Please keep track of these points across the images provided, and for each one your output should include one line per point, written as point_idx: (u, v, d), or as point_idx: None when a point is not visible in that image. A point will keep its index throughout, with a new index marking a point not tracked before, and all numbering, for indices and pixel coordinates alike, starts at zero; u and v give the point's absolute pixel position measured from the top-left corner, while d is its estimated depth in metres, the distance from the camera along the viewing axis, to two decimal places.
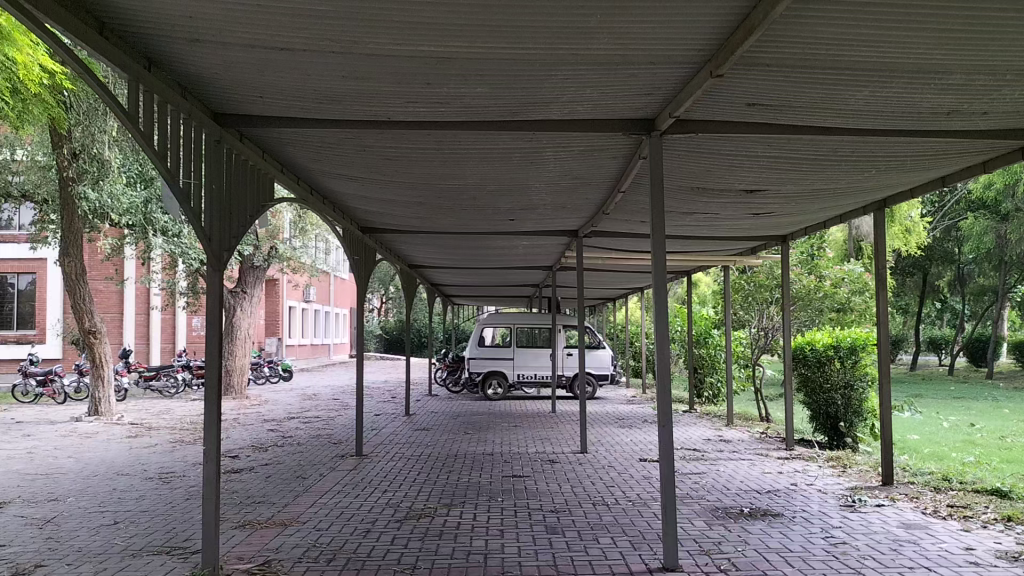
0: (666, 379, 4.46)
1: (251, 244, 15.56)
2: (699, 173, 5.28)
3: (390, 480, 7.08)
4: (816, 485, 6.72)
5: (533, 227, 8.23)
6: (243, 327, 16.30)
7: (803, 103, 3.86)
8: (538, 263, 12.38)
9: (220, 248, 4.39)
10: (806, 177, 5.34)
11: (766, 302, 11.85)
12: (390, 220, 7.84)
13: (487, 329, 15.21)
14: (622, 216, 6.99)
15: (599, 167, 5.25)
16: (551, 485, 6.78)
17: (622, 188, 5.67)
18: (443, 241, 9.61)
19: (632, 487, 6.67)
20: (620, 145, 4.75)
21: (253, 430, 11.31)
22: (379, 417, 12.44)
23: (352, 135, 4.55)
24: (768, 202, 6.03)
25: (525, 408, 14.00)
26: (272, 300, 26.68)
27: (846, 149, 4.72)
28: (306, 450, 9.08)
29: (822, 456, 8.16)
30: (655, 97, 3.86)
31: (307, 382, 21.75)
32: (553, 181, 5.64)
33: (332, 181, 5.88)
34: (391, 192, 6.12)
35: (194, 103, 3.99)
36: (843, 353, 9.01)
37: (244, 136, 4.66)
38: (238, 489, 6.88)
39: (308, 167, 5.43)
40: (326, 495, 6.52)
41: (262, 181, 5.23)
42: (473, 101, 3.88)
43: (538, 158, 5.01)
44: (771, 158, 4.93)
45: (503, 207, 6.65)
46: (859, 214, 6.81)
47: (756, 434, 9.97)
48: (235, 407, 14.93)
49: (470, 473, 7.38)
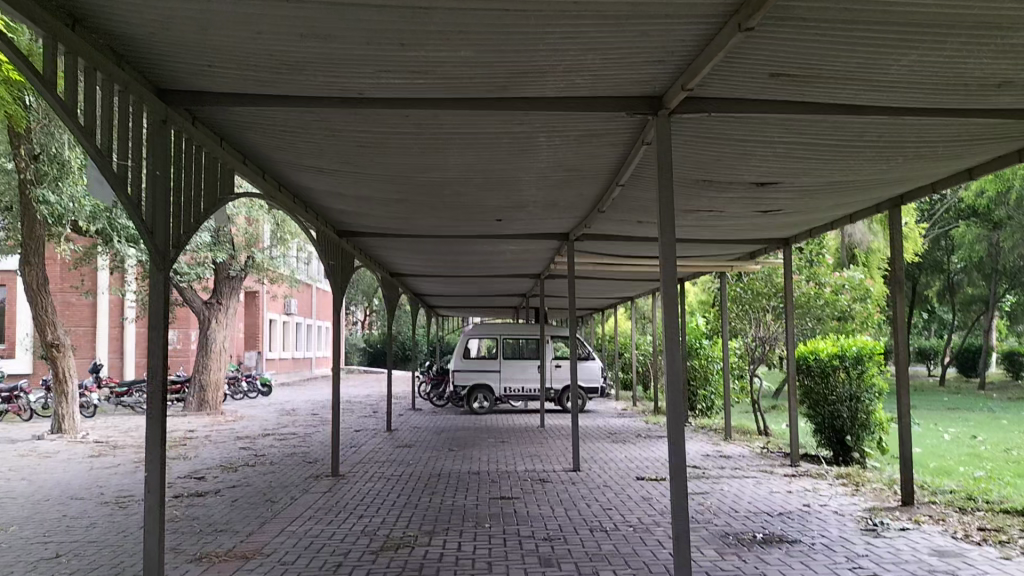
0: (676, 388, 3.94)
1: (225, 253, 14.95)
2: (706, 163, 4.77)
3: (367, 504, 6.48)
4: (831, 506, 6.19)
5: (521, 230, 7.70)
6: (219, 340, 15.66)
7: (835, 71, 3.37)
8: (526, 271, 11.86)
9: (167, 244, 3.82)
10: (823, 168, 4.85)
11: (763, 310, 11.38)
12: (368, 222, 7.29)
13: (473, 340, 14.66)
14: (618, 215, 6.48)
15: (596, 156, 4.73)
16: (544, 508, 6.21)
17: (620, 181, 5.16)
18: (426, 246, 9.06)
19: (631, 510, 6.11)
20: (622, 129, 4.23)
21: (224, 448, 10.68)
22: (359, 433, 11.84)
23: (318, 115, 4.00)
24: (778, 197, 5.53)
25: (513, 422, 13.43)
26: (252, 312, 26.03)
27: (874, 133, 4.23)
28: (279, 471, 8.45)
29: (831, 472, 7.65)
30: (665, 67, 3.36)
31: (287, 397, 21.09)
32: (546, 174, 5.12)
33: (302, 175, 5.34)
34: (366, 188, 5.57)
35: (131, 73, 3.44)
36: (848, 363, 8.51)
37: (196, 118, 4.11)
38: (199, 516, 6.26)
39: (273, 157, 4.89)
40: (296, 522, 5.93)
41: (220, 172, 4.67)
42: (456, 69, 3.36)
43: (528, 145, 4.49)
44: (788, 145, 4.43)
45: (489, 205, 6.11)
46: (871, 212, 6.34)
47: (757, 450, 9.41)
48: (208, 423, 14.27)
49: (453, 495, 6.81)
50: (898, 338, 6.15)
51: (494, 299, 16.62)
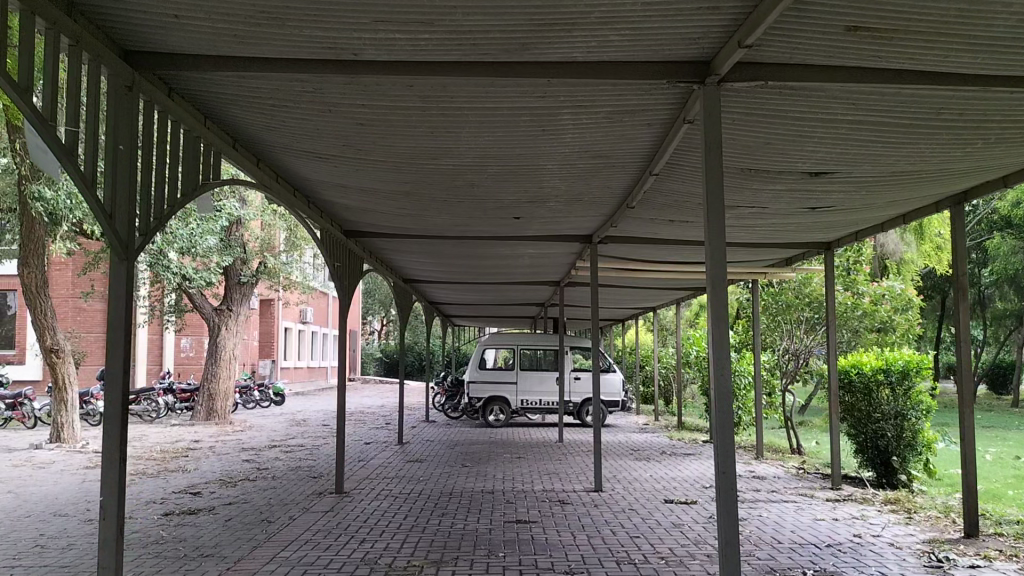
0: (726, 404, 3.38)
1: (235, 256, 14.41)
2: (752, 148, 4.21)
3: (371, 527, 5.90)
4: (885, 537, 5.55)
5: (540, 230, 7.14)
6: (229, 348, 15.14)
7: (925, 20, 2.81)
8: (545, 278, 11.28)
9: (130, 230, 3.28)
10: (888, 155, 4.27)
11: (795, 322, 10.74)
12: (376, 219, 6.73)
13: (489, 350, 14.13)
14: (647, 212, 5.92)
15: (630, 139, 4.18)
16: (564, 535, 5.61)
17: (655, 171, 4.59)
18: (439, 249, 8.52)
19: (661, 539, 5.50)
20: (660, 104, 3.67)
21: (227, 460, 10.14)
22: (369, 447, 11.28)
23: (309, 84, 3.47)
24: (830, 190, 4.94)
25: (532, 436, 12.82)
26: (267, 320, 25.60)
27: (953, 110, 3.66)
28: (280, 487, 7.89)
29: (879, 497, 7.01)
30: (719, 16, 2.81)
31: (300, 407, 20.60)
32: (570, 162, 4.56)
33: (299, 163, 4.82)
34: (370, 177, 5.03)
35: (84, 25, 2.93)
36: (894, 378, 7.91)
37: (171, 88, 3.60)
38: (187, 539, 5.70)
39: (265, 140, 4.37)
40: (290, 546, 5.37)
41: (203, 153, 4.15)
42: (466, 18, 2.82)
43: (550, 122, 3.93)
44: (850, 124, 3.86)
45: (506, 200, 5.56)
46: (929, 211, 5.71)
47: (793, 470, 8.77)
48: (215, 433, 13.79)
49: (465, 517, 6.24)
50: (962, 351, 5.50)
51: (511, 308, 16.05)
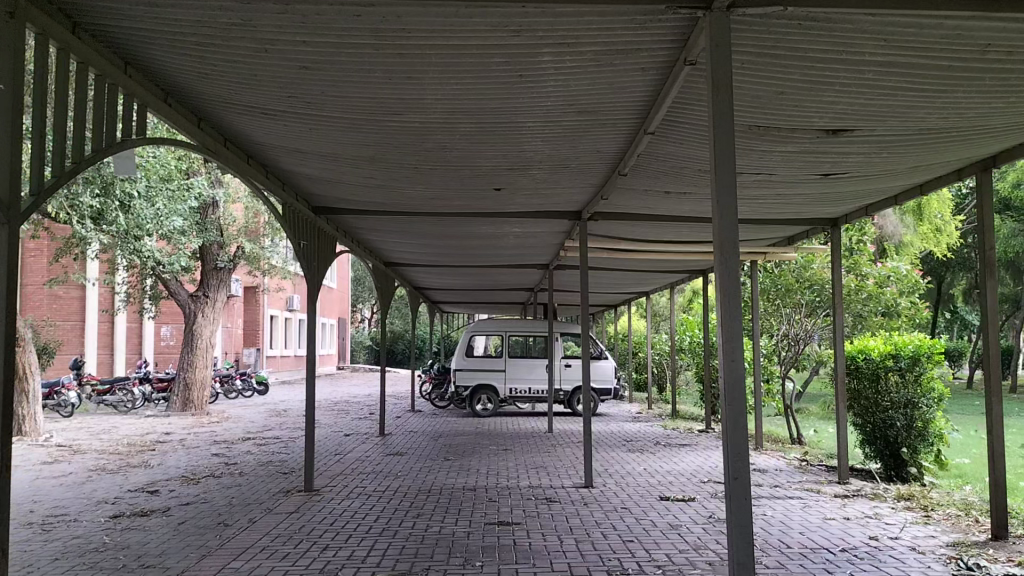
0: (737, 398, 2.85)
1: (211, 239, 13.77)
2: (764, 99, 3.64)
3: (336, 532, 5.34)
4: (904, 540, 5.01)
5: (524, 205, 6.57)
6: (206, 335, 14.54)
7: None
8: (533, 261, 10.72)
9: (13, 189, 2.74)
10: (919, 107, 3.71)
11: (795, 306, 10.19)
12: (344, 193, 6.14)
13: (478, 338, 13.56)
14: (641, 182, 5.36)
15: (622, 89, 3.60)
16: (550, 540, 5.06)
17: (650, 129, 4.02)
18: (418, 228, 7.95)
19: (657, 545, 4.93)
20: (658, 39, 3.10)
21: (195, 454, 9.55)
22: (348, 438, 10.72)
23: (235, 13, 2.88)
24: (847, 153, 4.39)
25: (522, 426, 12.20)
26: (252, 308, 24.99)
27: (1003, 47, 3.11)
28: (245, 484, 7.33)
29: (891, 493, 6.49)
30: None
31: (285, 396, 20.06)
32: (553, 119, 3.98)
33: (246, 122, 4.24)
34: (329, 140, 4.45)
35: None
36: (904, 364, 7.37)
37: (75, 23, 3.04)
38: (132, 546, 5.14)
39: (199, 90, 3.77)
40: (243, 556, 4.81)
41: (125, 106, 3.58)
42: None
43: (528, 67, 3.36)
44: (881, 67, 3.30)
45: (483, 167, 4.98)
46: (950, 179, 5.16)
47: (795, 463, 8.24)
48: (190, 424, 13.22)
49: (443, 520, 5.67)
50: (991, 335, 4.93)
51: (500, 293, 15.50)
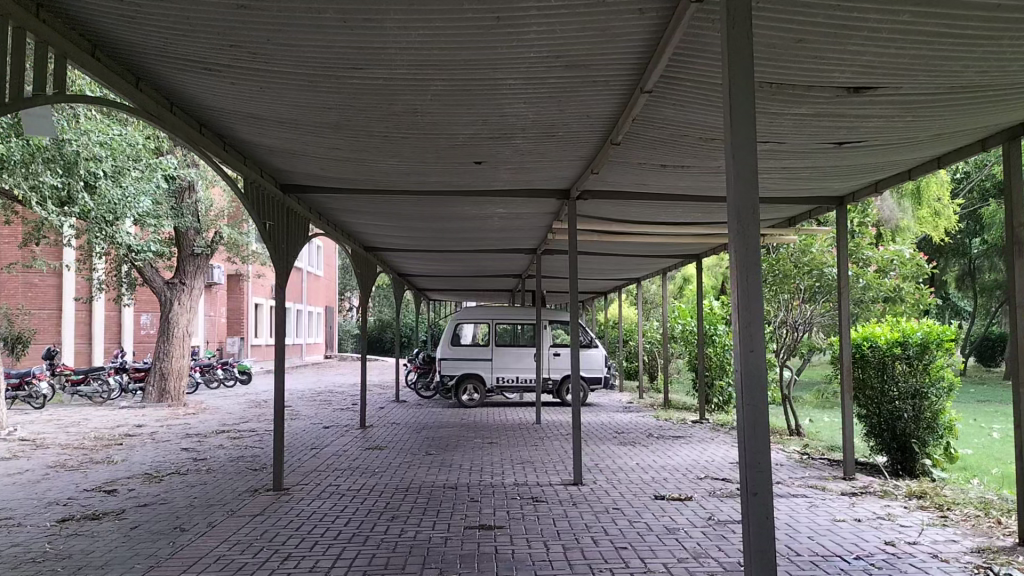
0: (758, 396, 2.44)
1: (185, 223, 13.20)
2: (780, 48, 3.16)
3: (302, 538, 4.87)
4: (924, 546, 4.57)
5: (507, 183, 6.09)
6: (182, 324, 14.00)
7: None
8: (519, 245, 10.25)
9: None
10: (956, 59, 3.24)
11: (793, 293, 9.64)
12: (311, 169, 5.66)
13: (464, 326, 13.09)
14: (636, 152, 4.86)
15: (616, 36, 3.11)
16: (536, 547, 4.60)
17: (648, 87, 3.53)
18: (396, 208, 7.46)
19: (654, 552, 4.46)
20: None
21: (164, 449, 9.05)
22: (325, 431, 10.24)
23: None
24: (867, 115, 3.92)
25: (508, 417, 11.78)
26: (235, 296, 24.44)
27: None
28: (212, 483, 6.85)
29: (901, 489, 6.07)
30: None
31: (267, 386, 19.55)
32: (536, 75, 3.49)
33: (190, 80, 3.73)
34: (285, 102, 3.94)
35: None
36: (912, 353, 6.93)
37: None
38: (74, 556, 4.64)
39: (127, 40, 3.28)
40: (194, 566, 4.32)
41: (38, 58, 3.10)
42: None
43: (505, 8, 2.87)
44: (920, 6, 2.81)
45: (460, 135, 4.48)
46: (975, 148, 4.67)
47: (796, 457, 7.80)
48: (164, 416, 12.70)
49: (420, 523, 5.21)
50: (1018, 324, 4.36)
51: (487, 280, 15.02)
